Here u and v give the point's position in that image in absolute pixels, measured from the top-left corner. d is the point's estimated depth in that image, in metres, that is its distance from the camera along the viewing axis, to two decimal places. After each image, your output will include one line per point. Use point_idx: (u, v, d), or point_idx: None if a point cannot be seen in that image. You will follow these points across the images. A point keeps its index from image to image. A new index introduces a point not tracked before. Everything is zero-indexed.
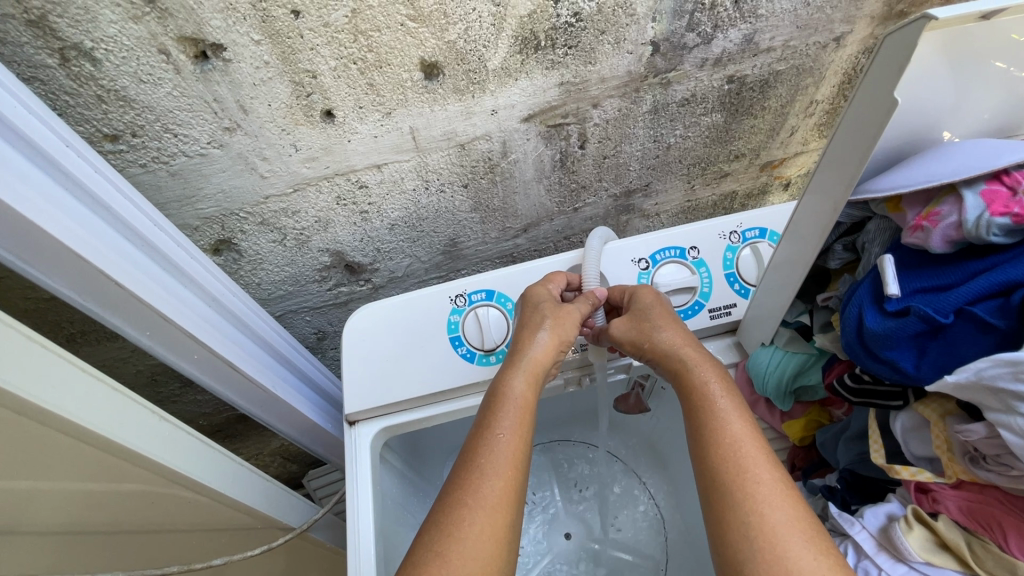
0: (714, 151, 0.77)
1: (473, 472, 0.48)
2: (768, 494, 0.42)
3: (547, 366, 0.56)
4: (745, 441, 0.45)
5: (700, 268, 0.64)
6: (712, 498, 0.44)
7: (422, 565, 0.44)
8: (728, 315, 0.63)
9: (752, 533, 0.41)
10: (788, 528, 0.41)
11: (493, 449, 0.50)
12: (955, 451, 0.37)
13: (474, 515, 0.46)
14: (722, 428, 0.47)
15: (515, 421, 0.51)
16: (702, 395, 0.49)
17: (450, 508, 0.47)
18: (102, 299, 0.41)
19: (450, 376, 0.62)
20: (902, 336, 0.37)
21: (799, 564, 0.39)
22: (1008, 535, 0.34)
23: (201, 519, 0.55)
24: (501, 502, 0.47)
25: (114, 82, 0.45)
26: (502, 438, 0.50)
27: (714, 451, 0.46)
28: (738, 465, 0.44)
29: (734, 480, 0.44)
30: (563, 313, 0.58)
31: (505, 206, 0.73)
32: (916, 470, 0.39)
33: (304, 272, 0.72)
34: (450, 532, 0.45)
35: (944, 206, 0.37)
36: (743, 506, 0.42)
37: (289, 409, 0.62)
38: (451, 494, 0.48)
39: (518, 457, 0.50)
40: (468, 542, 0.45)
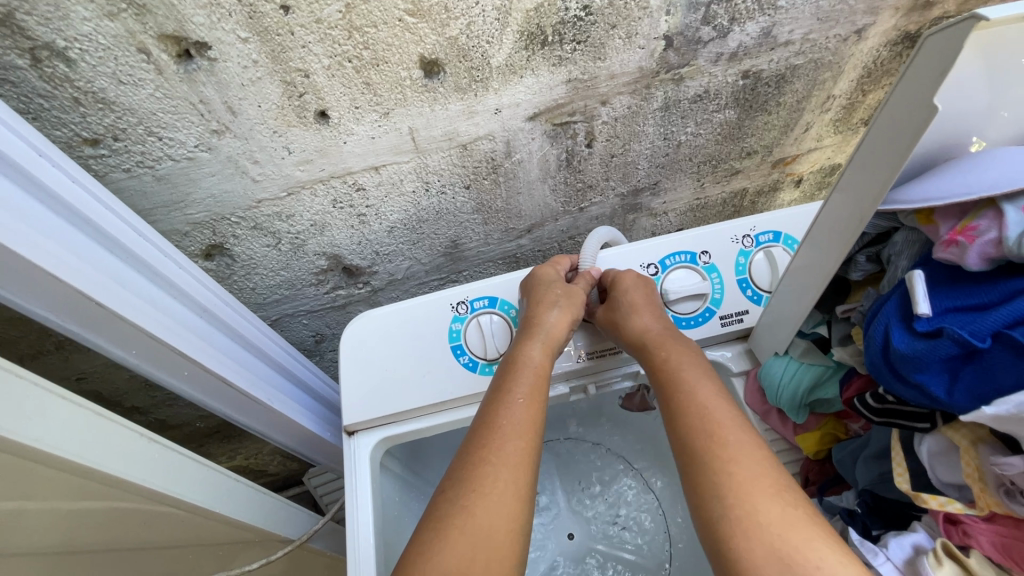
0: (726, 148, 0.74)
1: (496, 431, 0.48)
2: (734, 457, 0.43)
3: (558, 337, 0.56)
4: (712, 412, 0.47)
5: (711, 273, 0.61)
6: (687, 471, 0.45)
7: (448, 513, 0.44)
8: (740, 322, 0.60)
9: (729, 508, 0.41)
10: (754, 485, 0.41)
11: (510, 411, 0.50)
12: (988, 483, 0.35)
13: (497, 471, 0.46)
14: (691, 402, 0.48)
15: (528, 387, 0.52)
16: (671, 373, 0.51)
17: (473, 464, 0.47)
18: (82, 318, 0.39)
19: (451, 385, 0.59)
20: (934, 359, 0.35)
21: (777, 535, 0.39)
22: None
23: (195, 535, 0.54)
24: (515, 463, 0.47)
25: (91, 83, 0.42)
26: (519, 401, 0.50)
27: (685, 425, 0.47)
28: (712, 444, 0.44)
29: (703, 450, 0.44)
30: (563, 293, 0.58)
31: (508, 206, 0.70)
32: (944, 500, 0.37)
33: (300, 276, 0.70)
34: (475, 488, 0.45)
35: (982, 220, 0.34)
36: (712, 475, 0.43)
37: (287, 422, 0.60)
38: (473, 450, 0.48)
39: (530, 424, 0.50)
40: (493, 501, 0.45)
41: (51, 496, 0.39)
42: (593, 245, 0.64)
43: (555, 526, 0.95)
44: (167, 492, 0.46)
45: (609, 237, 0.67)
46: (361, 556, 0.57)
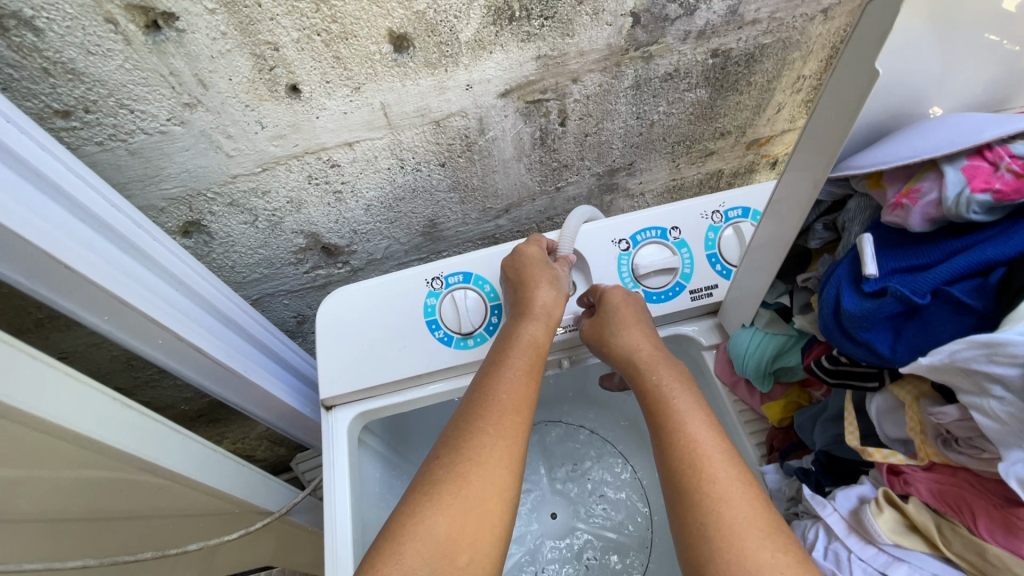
0: (700, 129, 0.75)
1: (490, 401, 0.49)
2: (726, 491, 0.40)
3: (552, 317, 0.56)
4: (701, 439, 0.44)
5: (682, 249, 0.62)
6: (674, 502, 0.42)
7: (437, 480, 0.45)
8: (710, 296, 0.62)
9: (711, 534, 0.39)
10: (747, 525, 0.38)
11: (507, 386, 0.50)
12: (928, 433, 0.34)
13: (490, 441, 0.47)
14: (681, 426, 0.45)
15: (525, 364, 0.52)
16: (660, 392, 0.49)
17: (468, 433, 0.47)
18: (54, 284, 0.40)
19: (427, 359, 0.60)
20: (878, 317, 0.36)
21: (758, 563, 0.37)
22: (977, 518, 0.31)
23: (174, 504, 0.55)
24: (508, 438, 0.47)
25: (60, 53, 0.43)
26: (514, 377, 0.51)
27: (673, 452, 0.44)
28: (696, 463, 0.42)
29: (691, 480, 0.42)
30: (555, 281, 0.58)
31: (484, 185, 0.71)
32: (888, 453, 0.35)
33: (279, 255, 0.71)
34: (472, 456, 0.46)
35: (925, 182, 0.35)
36: (700, 508, 0.40)
37: (264, 395, 0.61)
38: (470, 418, 0.48)
39: (524, 401, 0.50)
40: (487, 473, 0.45)
41: (35, 456, 0.40)
42: (574, 221, 0.62)
43: (538, 506, 0.96)
44: (146, 458, 0.47)
45: (591, 216, 0.64)
46: (338, 526, 0.58)
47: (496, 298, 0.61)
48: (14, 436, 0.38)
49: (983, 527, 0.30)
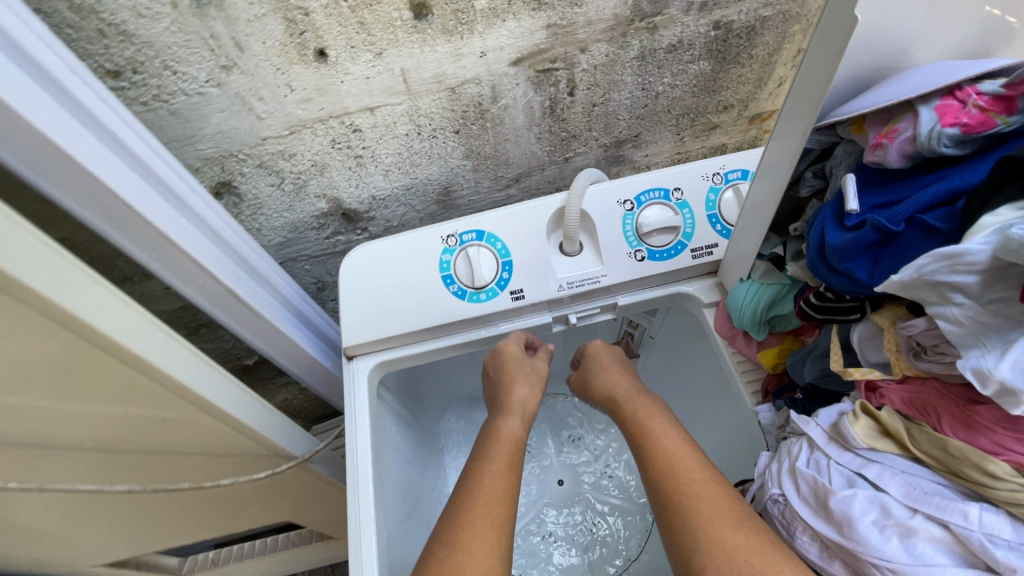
0: (703, 102, 0.79)
1: (478, 491, 0.53)
2: (699, 488, 0.44)
3: (525, 412, 0.64)
4: (674, 451, 0.49)
5: (683, 209, 0.65)
6: (661, 509, 0.46)
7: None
8: (710, 255, 0.65)
9: (695, 529, 0.42)
10: (721, 514, 0.42)
11: (492, 476, 0.55)
12: (902, 350, 0.37)
13: (481, 531, 0.50)
14: (656, 444, 0.50)
15: (504, 458, 0.57)
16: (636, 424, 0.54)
17: (461, 525, 0.50)
18: (114, 220, 0.45)
19: (442, 312, 0.64)
20: (858, 248, 0.39)
21: (735, 548, 0.40)
22: (942, 418, 0.34)
23: (210, 436, 0.60)
24: (495, 528, 0.50)
25: (114, 16, 0.47)
26: (496, 469, 0.56)
27: (650, 471, 0.48)
28: (670, 471, 0.47)
29: (670, 488, 0.46)
30: (534, 378, 0.65)
31: (496, 153, 0.75)
32: (866, 370, 0.39)
33: (302, 219, 0.75)
34: (463, 545, 0.48)
35: (902, 123, 0.38)
36: (681, 510, 0.44)
37: (290, 343, 0.66)
38: (458, 512, 0.52)
39: (507, 491, 0.54)
40: (481, 551, 0.48)
41: (86, 359, 0.46)
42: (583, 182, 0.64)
43: (546, 473, 1.00)
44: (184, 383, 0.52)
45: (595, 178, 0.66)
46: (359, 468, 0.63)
47: (507, 255, 0.65)
48: (67, 337, 0.44)
49: (946, 425, 0.34)
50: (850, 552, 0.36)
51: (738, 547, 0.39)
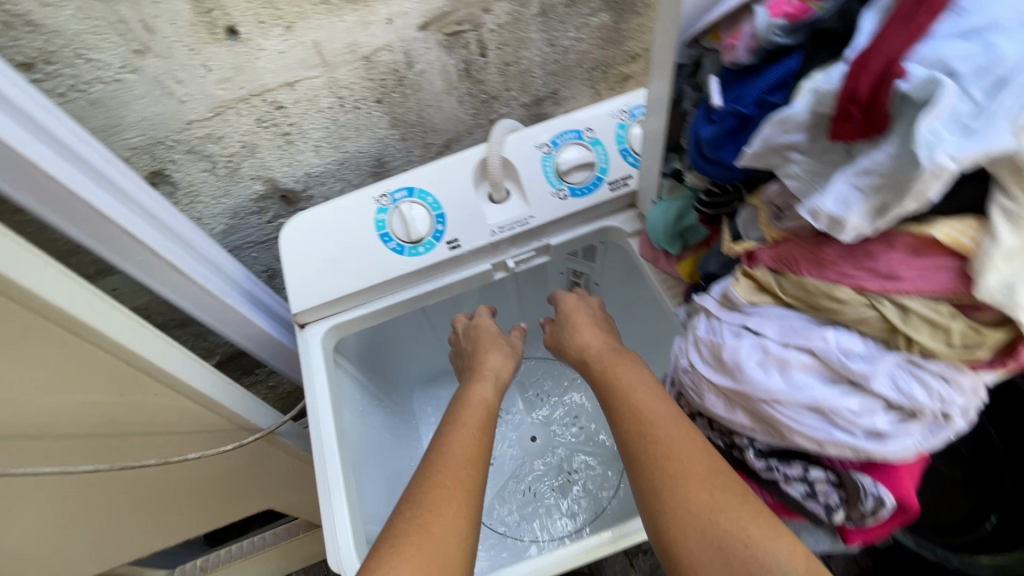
0: (610, 53, 0.84)
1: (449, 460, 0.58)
2: (668, 445, 0.48)
3: (496, 381, 0.74)
4: (646, 406, 0.52)
5: (596, 146, 0.70)
6: (634, 465, 0.49)
7: (403, 533, 0.51)
8: (626, 186, 0.70)
9: (660, 487, 0.46)
10: (688, 472, 0.45)
11: (463, 444, 0.61)
12: (768, 216, 0.43)
13: (451, 494, 0.55)
14: (629, 401, 0.53)
15: (472, 431, 0.63)
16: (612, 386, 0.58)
17: (429, 488, 0.55)
18: (43, 197, 0.49)
19: (384, 269, 0.68)
20: (724, 136, 0.44)
21: (696, 501, 0.44)
22: (801, 263, 0.40)
23: (171, 412, 0.62)
24: (461, 494, 0.55)
25: (18, 6, 0.49)
26: (467, 441, 0.61)
27: (625, 426, 0.52)
28: (641, 430, 0.50)
29: (641, 446, 0.49)
30: (501, 347, 0.78)
31: (421, 120, 0.79)
32: (745, 242, 0.45)
33: (241, 204, 0.77)
34: (432, 504, 0.54)
35: (746, 25, 0.42)
36: (650, 466, 0.48)
37: (242, 318, 0.71)
38: (428, 477, 0.57)
39: (475, 457, 0.60)
40: (449, 513, 0.53)
41: (31, 336, 0.48)
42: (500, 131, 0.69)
43: (518, 431, 1.04)
44: (137, 354, 0.55)
45: (511, 128, 0.71)
46: (323, 429, 0.65)
47: (440, 208, 0.68)
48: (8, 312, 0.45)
49: (804, 267, 0.39)
50: (743, 394, 0.42)
51: (701, 501, 0.44)
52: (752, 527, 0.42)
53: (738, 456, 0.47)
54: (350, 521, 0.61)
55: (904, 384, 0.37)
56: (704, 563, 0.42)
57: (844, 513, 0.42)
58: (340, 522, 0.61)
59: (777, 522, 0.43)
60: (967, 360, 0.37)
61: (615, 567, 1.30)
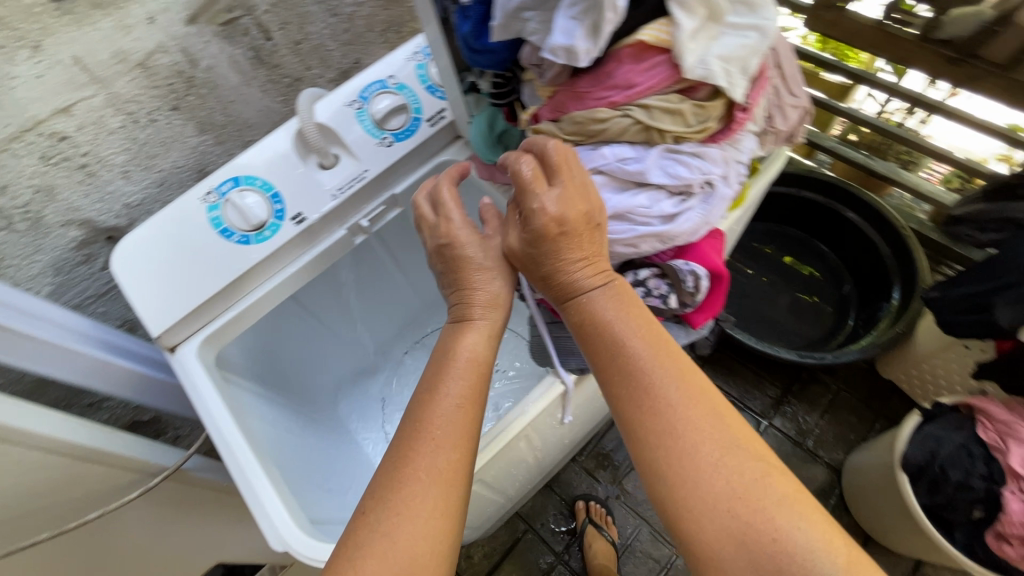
0: (398, 12, 0.88)
1: (417, 446, 0.49)
2: (685, 428, 0.43)
3: (492, 323, 0.57)
4: (656, 371, 0.45)
5: (403, 90, 0.74)
6: (641, 435, 0.44)
7: (365, 543, 0.45)
8: (443, 118, 0.75)
9: (673, 471, 0.42)
10: (707, 466, 0.42)
11: (445, 418, 0.50)
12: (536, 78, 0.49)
13: (425, 492, 0.47)
14: (632, 362, 0.45)
15: (458, 406, 0.51)
16: (609, 326, 0.47)
17: (398, 484, 0.47)
18: None
19: (236, 262, 0.67)
20: (480, 27, 0.50)
21: (712, 489, 0.41)
22: (569, 103, 0.47)
23: (51, 477, 0.57)
24: (439, 489, 0.47)
25: None
26: (449, 410, 0.51)
27: (631, 394, 0.45)
28: (649, 399, 0.44)
29: (650, 421, 0.44)
30: (484, 273, 0.58)
31: (229, 117, 0.80)
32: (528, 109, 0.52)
33: (62, 256, 0.71)
34: (399, 511, 0.46)
35: None
36: (664, 446, 0.43)
37: (101, 362, 0.68)
38: (397, 472, 0.48)
39: (454, 431, 0.50)
40: (418, 519, 0.46)
41: None
42: (304, 101, 0.71)
43: None
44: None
45: (314, 97, 0.73)
46: (226, 435, 0.64)
47: (272, 188, 0.69)
48: None
49: (572, 105, 0.46)
50: None
51: (717, 492, 0.41)
52: (781, 524, 0.40)
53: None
54: (282, 503, 0.61)
55: (673, 169, 0.46)
56: (724, 557, 0.40)
57: (676, 297, 0.50)
58: (269, 506, 0.61)
59: (803, 509, 0.41)
60: (705, 135, 0.47)
61: (583, 487, 1.39)
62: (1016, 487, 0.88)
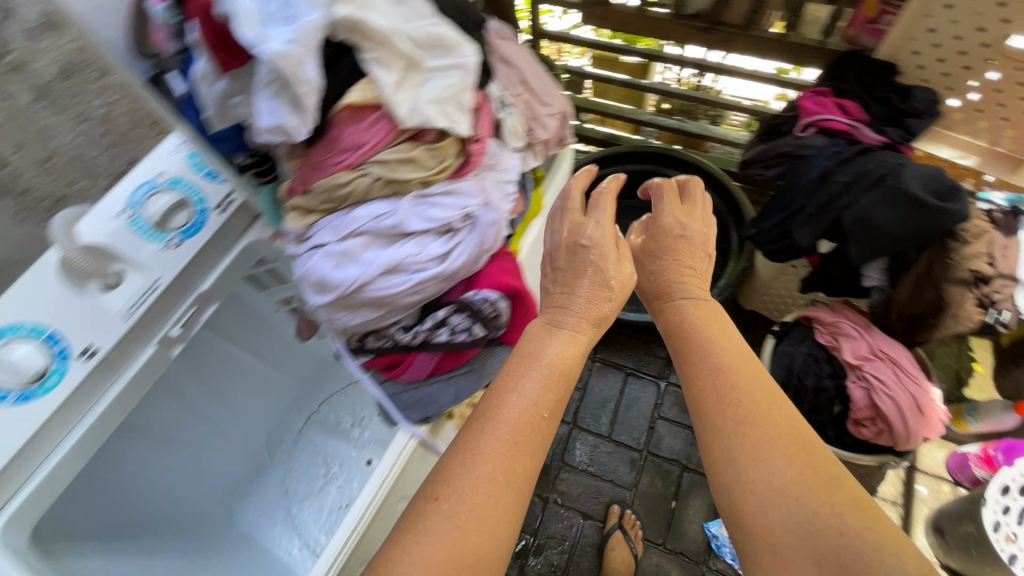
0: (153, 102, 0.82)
1: (489, 438, 0.57)
2: (760, 433, 0.62)
3: (585, 328, 0.65)
4: (737, 385, 0.66)
5: (179, 184, 0.69)
6: (729, 435, 0.64)
7: (434, 528, 0.53)
8: (232, 202, 0.72)
9: (754, 466, 0.61)
10: (783, 463, 0.60)
11: (513, 417, 0.58)
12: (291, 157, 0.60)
13: (487, 485, 0.55)
14: (722, 374, 0.67)
15: (538, 408, 0.59)
16: (700, 350, 0.71)
17: (464, 471, 0.56)
18: None
19: (20, 425, 0.59)
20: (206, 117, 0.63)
21: (782, 481, 0.60)
22: (312, 169, 0.58)
23: None
24: (506, 495, 0.55)
25: None
26: (525, 418, 0.58)
27: (723, 406, 0.65)
28: (735, 402, 0.65)
29: (734, 424, 0.64)
30: (602, 293, 0.65)
31: None
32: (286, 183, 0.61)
33: None
34: (472, 506, 0.54)
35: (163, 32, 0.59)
36: (747, 444, 0.62)
37: None
38: (465, 458, 0.57)
39: (525, 427, 0.58)
40: (489, 516, 0.54)
41: None
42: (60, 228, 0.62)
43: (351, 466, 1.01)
44: None
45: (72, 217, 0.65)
46: None
47: (45, 332, 0.61)
48: None
49: (313, 174, 0.58)
50: (336, 292, 0.58)
51: (788, 482, 0.59)
52: (818, 492, 0.58)
53: (397, 346, 0.65)
54: None
55: (428, 214, 0.59)
56: (786, 542, 0.57)
57: (454, 332, 0.63)
58: None
59: (864, 514, 0.57)
60: (450, 172, 0.61)
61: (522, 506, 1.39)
62: (856, 376, 1.02)
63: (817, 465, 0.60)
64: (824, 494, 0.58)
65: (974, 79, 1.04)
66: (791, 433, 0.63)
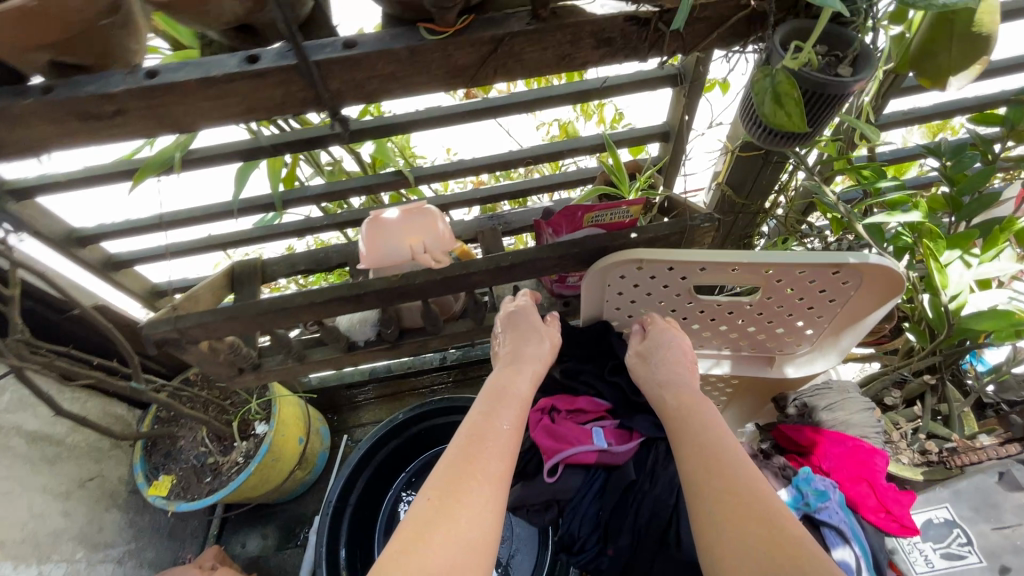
0: None
1: (478, 443, 0.63)
2: (741, 479, 0.59)
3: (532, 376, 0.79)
4: (722, 436, 0.65)
5: None
6: (717, 480, 0.60)
7: (423, 511, 0.55)
8: None
9: (732, 501, 0.57)
10: (759, 509, 0.56)
11: (498, 433, 0.65)
12: None
13: (479, 487, 0.58)
14: (704, 424, 0.68)
15: (515, 425, 0.68)
16: (683, 401, 0.73)
17: (456, 463, 0.60)
18: None
19: None
20: None
21: (760, 531, 0.53)
22: None
23: None
24: (489, 492, 0.58)
25: None
26: (502, 430, 0.66)
27: (710, 446, 0.64)
28: (718, 446, 0.64)
29: (716, 467, 0.61)
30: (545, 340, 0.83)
31: None
32: None
33: None
34: (463, 502, 0.56)
35: None
36: (726, 484, 0.59)
37: None
38: (458, 456, 0.61)
39: (509, 444, 0.65)
40: (475, 517, 0.55)
41: None
42: None
43: None
44: None
45: None
46: None
47: None
48: None
49: None
50: None
51: (769, 528, 0.53)
52: (792, 556, 0.50)
53: None
54: None
55: None
56: None
57: None
58: None
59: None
60: None
61: None
62: None
63: (787, 531, 0.53)
64: (787, 549, 0.51)
65: (685, 318, 0.91)
66: (763, 504, 0.56)
